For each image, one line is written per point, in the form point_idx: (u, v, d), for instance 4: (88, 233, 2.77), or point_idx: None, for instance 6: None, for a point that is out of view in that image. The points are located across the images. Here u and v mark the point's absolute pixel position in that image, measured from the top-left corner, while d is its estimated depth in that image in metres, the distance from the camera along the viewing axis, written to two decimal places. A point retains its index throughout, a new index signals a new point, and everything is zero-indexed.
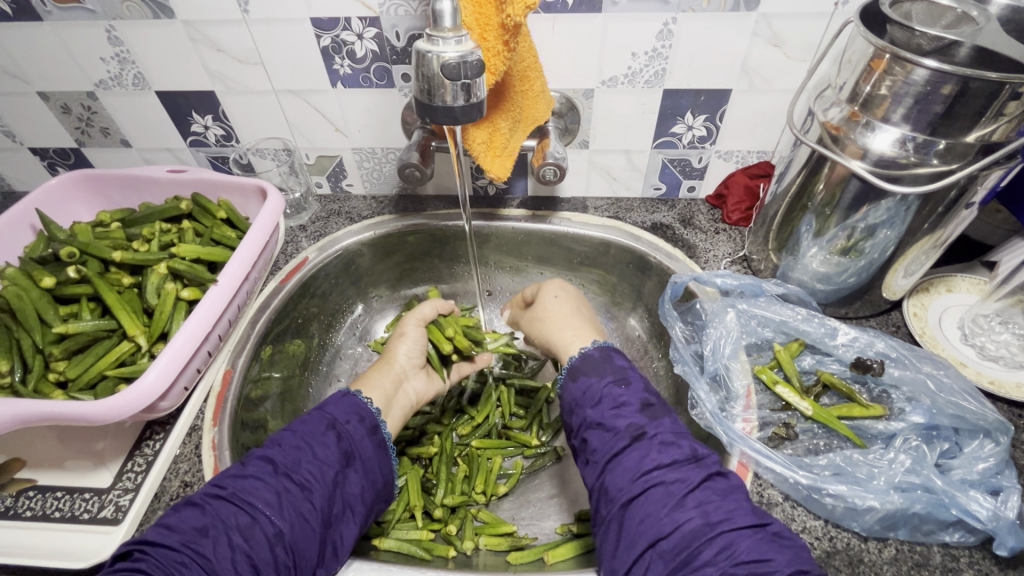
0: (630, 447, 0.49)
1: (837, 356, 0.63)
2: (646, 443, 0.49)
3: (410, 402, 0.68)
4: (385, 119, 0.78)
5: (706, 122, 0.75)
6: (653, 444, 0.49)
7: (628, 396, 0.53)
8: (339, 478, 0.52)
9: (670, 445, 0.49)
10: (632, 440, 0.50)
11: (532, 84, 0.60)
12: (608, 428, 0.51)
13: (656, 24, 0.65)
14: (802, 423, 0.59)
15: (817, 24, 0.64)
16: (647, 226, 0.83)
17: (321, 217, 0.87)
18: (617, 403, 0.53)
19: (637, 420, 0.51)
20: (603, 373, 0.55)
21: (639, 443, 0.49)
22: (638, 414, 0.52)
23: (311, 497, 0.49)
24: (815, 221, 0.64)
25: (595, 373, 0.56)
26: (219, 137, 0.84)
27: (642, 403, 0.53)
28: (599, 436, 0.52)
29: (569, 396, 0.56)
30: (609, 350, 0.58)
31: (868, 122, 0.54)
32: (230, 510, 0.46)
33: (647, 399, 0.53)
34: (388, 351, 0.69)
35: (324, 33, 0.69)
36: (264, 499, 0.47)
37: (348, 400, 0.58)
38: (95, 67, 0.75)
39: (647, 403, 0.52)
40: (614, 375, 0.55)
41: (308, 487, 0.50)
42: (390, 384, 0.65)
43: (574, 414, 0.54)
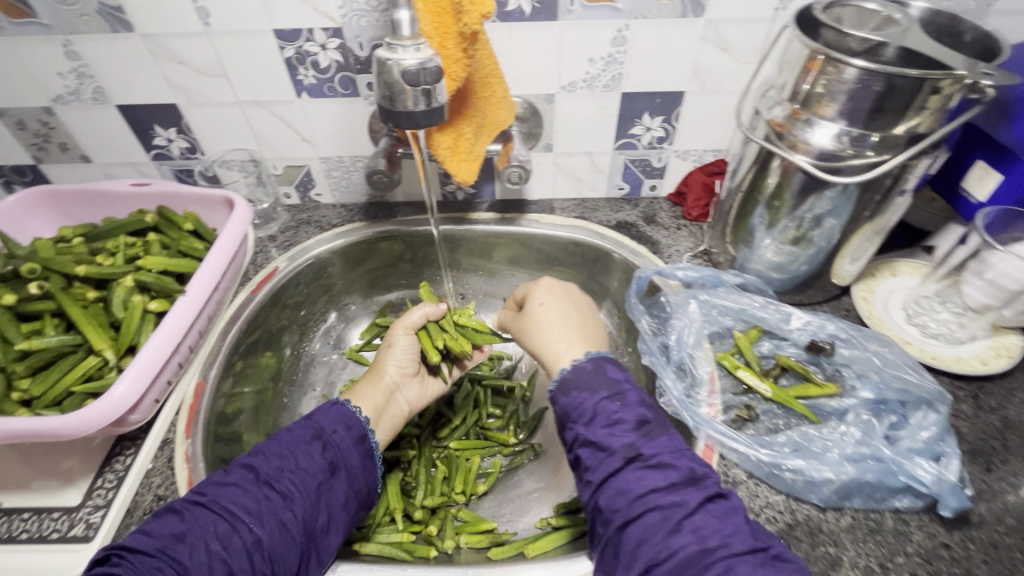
0: (626, 468, 0.50)
1: (793, 340, 0.66)
2: (642, 465, 0.49)
3: (403, 409, 0.69)
4: (351, 128, 0.79)
5: (663, 123, 0.79)
6: (649, 464, 0.49)
7: (623, 413, 0.53)
8: (322, 488, 0.52)
9: (667, 467, 0.49)
10: (630, 462, 0.50)
11: (494, 90, 0.63)
12: (602, 447, 0.52)
13: (610, 31, 0.68)
14: (763, 404, 0.62)
15: (759, 29, 0.68)
16: (612, 224, 0.85)
17: (290, 227, 0.87)
18: (615, 426, 0.52)
19: (633, 440, 0.51)
20: (596, 391, 0.55)
21: (634, 464, 0.50)
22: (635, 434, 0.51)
23: (292, 506, 0.49)
24: (766, 213, 0.68)
25: (588, 392, 0.55)
26: (183, 149, 0.83)
27: (637, 421, 0.52)
28: (592, 455, 0.52)
29: (562, 411, 0.56)
30: (603, 363, 0.57)
31: (808, 119, 0.58)
32: (211, 517, 0.46)
33: (642, 416, 0.53)
34: (377, 363, 0.69)
35: (287, 44, 0.70)
36: (242, 506, 0.48)
37: (336, 409, 0.58)
38: (51, 82, 0.74)
39: (641, 421, 0.52)
40: (607, 390, 0.55)
41: (289, 496, 0.50)
42: (379, 396, 0.66)
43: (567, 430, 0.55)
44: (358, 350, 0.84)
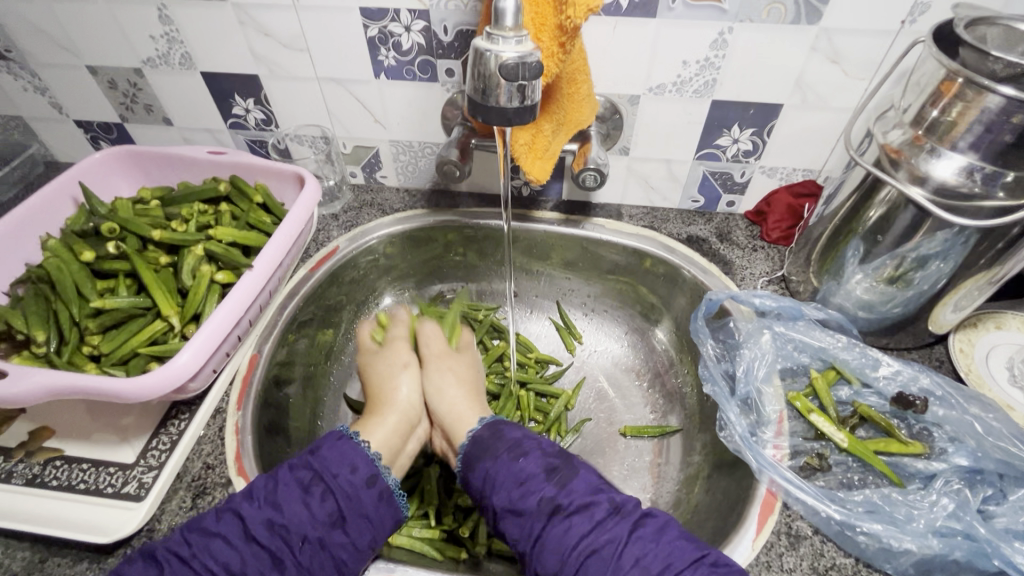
0: (549, 525, 0.49)
1: (877, 389, 0.60)
2: (563, 516, 0.49)
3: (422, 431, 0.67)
4: (424, 113, 0.78)
5: (753, 136, 0.73)
6: (570, 516, 0.48)
7: (529, 465, 0.53)
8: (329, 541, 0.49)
9: (584, 512, 0.49)
10: (549, 517, 0.49)
11: (579, 88, 0.60)
12: (520, 511, 0.50)
13: (711, 33, 0.63)
14: (836, 455, 0.57)
15: (880, 43, 0.62)
16: (683, 238, 0.81)
17: (354, 207, 0.87)
18: (519, 482, 0.52)
19: (547, 492, 0.50)
20: (497, 453, 0.55)
21: (556, 517, 0.49)
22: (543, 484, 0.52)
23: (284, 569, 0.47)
24: (863, 245, 0.62)
25: (490, 454, 0.55)
26: (259, 121, 0.84)
27: (545, 470, 0.52)
28: (516, 522, 0.51)
29: (474, 487, 0.55)
30: (498, 426, 0.59)
31: (933, 148, 0.52)
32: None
33: (548, 465, 0.53)
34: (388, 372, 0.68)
35: (372, 23, 0.69)
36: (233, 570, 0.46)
37: (341, 446, 0.54)
38: (144, 45, 0.76)
39: (548, 469, 0.52)
40: (508, 450, 0.55)
41: (280, 558, 0.47)
42: (403, 428, 0.63)
43: (485, 503, 0.53)
44: None
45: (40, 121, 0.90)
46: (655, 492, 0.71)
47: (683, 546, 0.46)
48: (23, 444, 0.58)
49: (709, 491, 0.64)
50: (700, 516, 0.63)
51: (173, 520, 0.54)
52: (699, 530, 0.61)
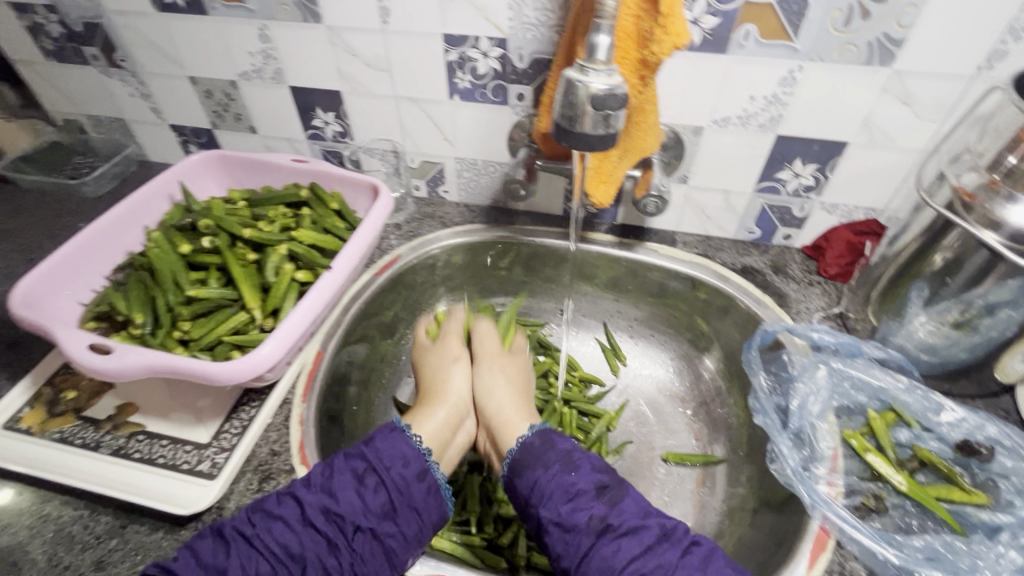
0: (597, 544, 0.49)
1: (938, 434, 0.59)
2: (613, 537, 0.49)
3: (469, 429, 0.68)
4: (491, 134, 0.82)
5: (815, 172, 0.74)
6: (619, 535, 0.49)
7: (582, 482, 0.53)
8: (381, 530, 0.51)
9: (635, 532, 0.49)
10: (598, 536, 0.49)
11: (647, 117, 0.62)
12: (568, 527, 0.50)
13: (781, 70, 0.65)
14: (893, 498, 0.56)
15: (954, 87, 0.62)
16: (737, 268, 0.81)
17: (416, 218, 0.91)
18: (581, 493, 0.52)
19: (598, 512, 0.50)
20: (548, 463, 0.55)
21: (605, 537, 0.49)
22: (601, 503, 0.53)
23: (341, 552, 0.49)
24: (927, 287, 0.62)
25: (539, 465, 0.56)
26: (336, 133, 0.90)
27: (597, 487, 0.53)
28: (561, 539, 0.51)
29: (521, 496, 0.55)
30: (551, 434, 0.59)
31: (1010, 193, 0.52)
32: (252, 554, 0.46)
33: (601, 483, 0.53)
34: (441, 375, 0.70)
35: (452, 48, 0.73)
36: (289, 549, 0.48)
37: (393, 438, 0.56)
38: (242, 59, 0.82)
39: (602, 487, 0.52)
40: (560, 463, 0.55)
41: (337, 546, 0.49)
42: (453, 422, 0.65)
43: (532, 515, 0.53)
44: None
45: (139, 124, 0.98)
46: (697, 521, 0.71)
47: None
48: (111, 418, 0.63)
49: (756, 524, 0.63)
50: (746, 549, 0.62)
51: (241, 499, 0.57)
52: (744, 563, 0.61)
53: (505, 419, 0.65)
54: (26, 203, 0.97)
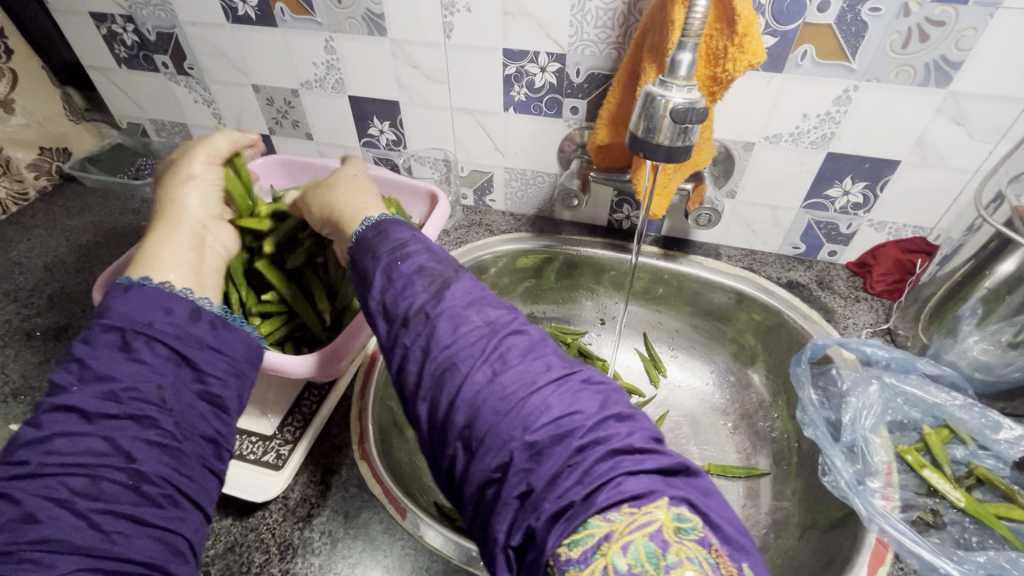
0: (533, 396, 0.37)
1: (996, 452, 0.59)
2: (563, 389, 0.38)
3: (215, 248, 0.61)
4: (542, 145, 0.84)
5: (864, 190, 0.75)
6: (578, 404, 0.37)
7: (543, 356, 0.40)
8: (211, 339, 0.48)
9: (591, 404, 0.38)
10: (557, 393, 0.37)
11: (704, 132, 0.64)
12: (516, 374, 0.38)
13: (835, 90, 0.67)
14: (951, 514, 0.56)
15: (1010, 109, 0.63)
16: (782, 282, 0.82)
17: (463, 226, 0.94)
18: (501, 360, 0.39)
19: (554, 369, 0.39)
20: (474, 321, 0.41)
21: (558, 382, 0.38)
22: (558, 359, 0.40)
23: (161, 368, 0.44)
24: (981, 306, 0.62)
25: (462, 318, 0.41)
26: (389, 141, 0.93)
27: (580, 389, 0.38)
28: (510, 380, 0.38)
29: (441, 377, 0.39)
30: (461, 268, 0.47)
31: None
32: (100, 346, 0.44)
33: (575, 376, 0.39)
34: (359, 202, 0.58)
35: (510, 63, 0.76)
36: (132, 317, 0.45)
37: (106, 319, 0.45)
38: (305, 69, 0.86)
39: (585, 385, 0.39)
40: (483, 321, 0.41)
41: (146, 417, 0.42)
42: None
43: (457, 388, 0.38)
44: None
45: (200, 129, 1.03)
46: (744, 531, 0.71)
47: (728, 529, 0.34)
48: None
49: (808, 537, 0.63)
50: (794, 561, 0.62)
51: (305, 489, 0.59)
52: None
53: (205, 227, 0.60)
54: (90, 201, 1.02)
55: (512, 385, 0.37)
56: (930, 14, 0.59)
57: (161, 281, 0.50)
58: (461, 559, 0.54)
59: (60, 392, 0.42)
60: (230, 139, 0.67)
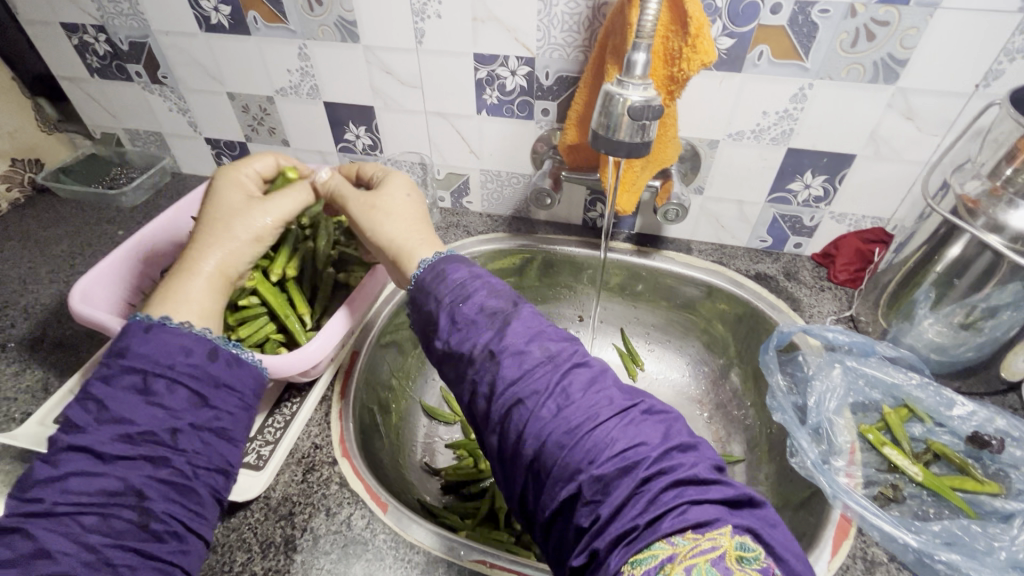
0: (596, 428, 0.41)
1: (951, 428, 0.62)
2: (624, 421, 0.41)
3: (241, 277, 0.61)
4: (516, 147, 0.86)
5: (824, 183, 0.78)
6: (638, 436, 0.41)
7: (602, 389, 0.44)
8: (226, 379, 0.49)
9: (650, 435, 0.41)
10: (619, 424, 0.41)
11: (668, 130, 0.67)
12: (580, 408, 0.42)
13: (792, 88, 0.70)
14: (910, 488, 0.59)
15: (955, 103, 0.67)
16: (751, 274, 0.85)
17: (441, 227, 0.96)
18: (564, 396, 0.43)
19: (615, 402, 0.43)
20: (537, 358, 0.45)
21: (620, 416, 0.42)
22: (619, 392, 0.44)
23: (179, 411, 0.46)
24: (934, 291, 0.66)
25: (527, 353, 0.45)
26: (366, 146, 0.94)
27: (639, 421, 0.42)
28: (573, 413, 0.42)
29: (505, 411, 0.44)
30: (518, 300, 0.50)
31: (1011, 198, 0.56)
32: (121, 387, 0.45)
33: (634, 408, 0.43)
34: (411, 238, 0.59)
35: (482, 66, 0.78)
36: (154, 358, 0.46)
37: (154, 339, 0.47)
38: (280, 76, 0.87)
39: (644, 415, 0.43)
40: (544, 357, 0.45)
41: (160, 457, 0.44)
42: None
43: (523, 421, 0.42)
44: None
45: (176, 137, 1.03)
46: None
47: (790, 561, 0.37)
48: None
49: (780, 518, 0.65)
50: None
51: (287, 488, 0.60)
52: None
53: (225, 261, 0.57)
54: (66, 212, 1.01)
55: (575, 419, 0.41)
56: (875, 15, 0.63)
57: (181, 320, 0.51)
58: (441, 548, 0.55)
59: (75, 431, 0.43)
60: (266, 161, 0.68)
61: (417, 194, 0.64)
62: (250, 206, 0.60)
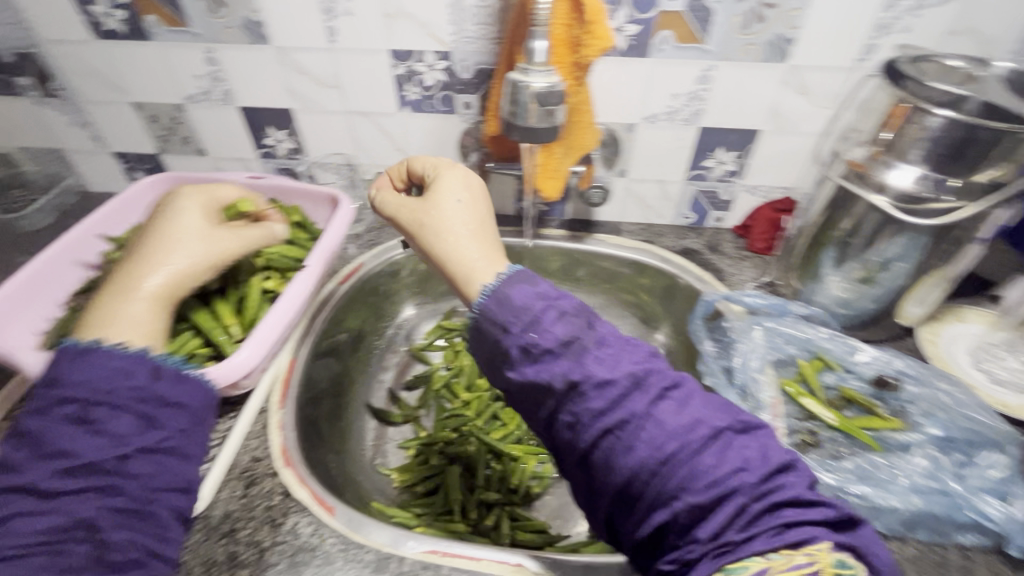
0: (706, 450, 0.39)
1: (858, 374, 0.68)
2: (726, 444, 0.40)
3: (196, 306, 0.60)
4: (442, 141, 0.86)
5: (735, 158, 0.83)
6: (727, 457, 0.39)
7: (688, 409, 0.41)
8: (169, 397, 0.49)
9: (752, 457, 0.39)
10: (718, 449, 0.39)
11: (585, 117, 0.68)
12: (672, 430, 0.40)
13: (696, 70, 0.74)
14: (826, 432, 0.64)
15: (840, 77, 0.72)
16: (678, 250, 0.89)
17: (375, 228, 0.95)
18: (660, 426, 0.40)
19: (716, 423, 0.40)
20: (606, 382, 0.41)
21: (717, 439, 0.40)
22: (705, 408, 0.41)
23: (123, 436, 0.45)
24: (836, 251, 0.71)
25: (592, 376, 0.41)
26: (288, 150, 0.92)
27: (765, 451, 0.40)
28: (649, 436, 0.40)
29: (607, 443, 0.41)
30: (591, 318, 0.46)
31: (889, 160, 0.62)
32: (56, 420, 0.44)
33: (746, 429, 0.41)
34: (471, 253, 0.49)
35: (399, 63, 0.78)
36: (93, 388, 0.45)
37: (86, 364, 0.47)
38: (188, 82, 0.83)
39: (750, 434, 0.41)
40: (609, 381, 0.41)
41: (107, 486, 0.44)
42: None
43: (612, 451, 0.41)
44: (422, 349, 0.93)
45: (79, 153, 0.96)
46: None
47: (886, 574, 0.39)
48: None
49: None
50: None
51: (227, 506, 0.58)
52: None
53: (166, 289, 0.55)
54: None
55: (669, 447, 0.39)
56: None
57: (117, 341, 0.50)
58: (390, 544, 0.55)
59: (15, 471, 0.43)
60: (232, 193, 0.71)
61: (471, 192, 0.53)
62: (213, 233, 0.61)
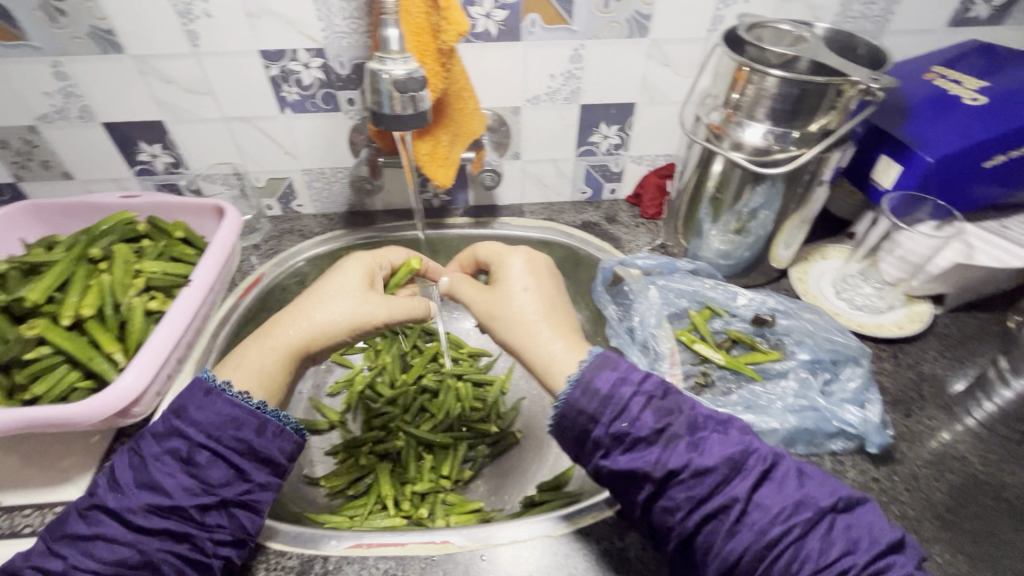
0: (804, 536, 0.44)
1: (740, 315, 0.74)
2: (818, 523, 0.44)
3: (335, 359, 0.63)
4: (331, 141, 0.85)
5: (618, 131, 0.88)
6: (812, 539, 0.44)
7: (771, 490, 0.46)
8: (261, 452, 0.51)
9: (844, 534, 0.44)
10: (809, 523, 0.44)
11: (467, 104, 0.69)
12: (768, 511, 0.45)
13: (567, 50, 0.77)
14: (717, 372, 0.71)
15: (696, 47, 0.78)
16: (578, 224, 0.93)
17: (274, 236, 0.92)
18: (762, 508, 0.45)
19: (807, 502, 0.45)
20: (703, 471, 0.46)
21: (808, 519, 0.44)
22: (792, 486, 0.46)
23: (212, 486, 0.49)
24: (711, 208, 0.77)
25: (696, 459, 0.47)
26: (167, 165, 0.87)
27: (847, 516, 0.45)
28: (755, 517, 0.45)
29: (692, 521, 0.46)
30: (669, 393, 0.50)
31: (740, 120, 0.68)
32: (165, 454, 0.49)
33: (836, 499, 0.46)
34: (550, 348, 0.54)
35: (271, 63, 0.75)
36: (209, 430, 0.49)
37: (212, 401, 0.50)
38: (37, 101, 0.77)
39: (835, 504, 0.45)
40: (706, 468, 0.46)
41: (179, 530, 0.48)
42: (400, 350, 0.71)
43: (710, 531, 0.46)
44: (343, 352, 0.91)
45: None
46: None
47: None
48: None
49: None
50: None
51: None
52: None
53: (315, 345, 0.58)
54: None
55: (772, 528, 0.44)
56: None
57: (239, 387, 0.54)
58: (316, 545, 0.56)
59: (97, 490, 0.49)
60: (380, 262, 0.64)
61: (535, 279, 0.59)
62: (371, 294, 0.61)
